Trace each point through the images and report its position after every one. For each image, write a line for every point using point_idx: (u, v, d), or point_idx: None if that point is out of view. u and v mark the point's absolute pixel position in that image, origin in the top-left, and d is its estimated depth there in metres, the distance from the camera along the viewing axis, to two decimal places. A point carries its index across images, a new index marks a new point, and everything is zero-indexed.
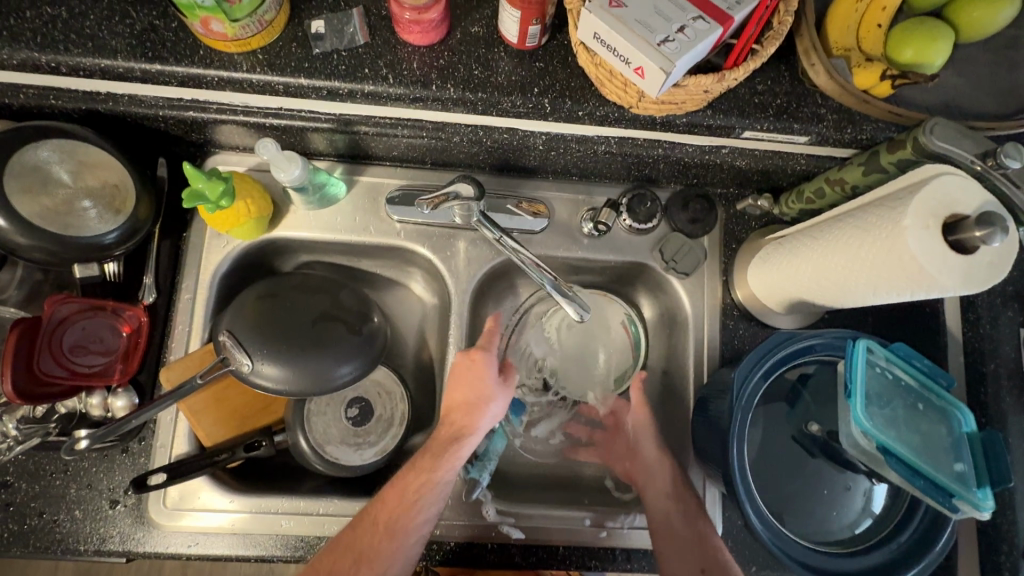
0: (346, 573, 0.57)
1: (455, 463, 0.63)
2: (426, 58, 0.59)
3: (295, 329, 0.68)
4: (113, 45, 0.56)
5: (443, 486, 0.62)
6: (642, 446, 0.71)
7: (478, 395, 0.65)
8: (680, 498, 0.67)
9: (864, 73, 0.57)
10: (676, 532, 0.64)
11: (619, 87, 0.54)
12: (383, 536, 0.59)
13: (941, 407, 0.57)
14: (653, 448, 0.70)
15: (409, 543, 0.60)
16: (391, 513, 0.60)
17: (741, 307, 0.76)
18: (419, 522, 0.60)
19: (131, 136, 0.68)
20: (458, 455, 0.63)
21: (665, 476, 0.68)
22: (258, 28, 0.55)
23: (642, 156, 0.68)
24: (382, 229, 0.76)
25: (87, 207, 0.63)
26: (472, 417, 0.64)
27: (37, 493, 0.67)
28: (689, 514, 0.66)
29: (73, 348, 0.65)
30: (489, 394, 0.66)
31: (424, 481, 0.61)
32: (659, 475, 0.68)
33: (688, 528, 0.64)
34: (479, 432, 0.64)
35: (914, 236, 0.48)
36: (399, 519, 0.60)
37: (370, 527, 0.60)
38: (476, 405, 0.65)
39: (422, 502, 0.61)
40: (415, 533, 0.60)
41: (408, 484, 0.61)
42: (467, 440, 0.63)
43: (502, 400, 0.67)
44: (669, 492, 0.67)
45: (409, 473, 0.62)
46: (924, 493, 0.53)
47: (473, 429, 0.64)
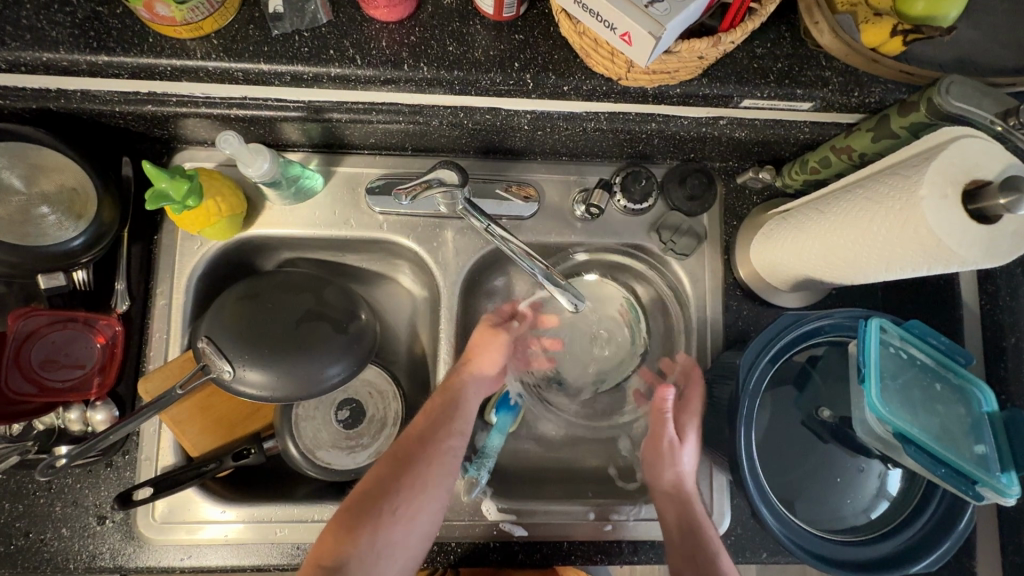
0: (392, 478, 0.58)
1: (473, 384, 0.65)
2: (396, 35, 0.54)
3: (278, 332, 0.64)
4: (54, 36, 0.51)
5: (464, 407, 0.64)
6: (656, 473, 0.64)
7: (479, 336, 0.68)
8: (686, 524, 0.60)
9: (872, 30, 0.52)
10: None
11: (605, 57, 0.50)
12: (421, 444, 0.60)
13: (960, 387, 0.54)
14: (670, 475, 0.64)
15: (445, 449, 0.61)
16: (425, 424, 0.62)
17: (744, 287, 0.72)
18: (451, 432, 0.62)
19: (90, 135, 0.64)
20: (477, 373, 0.66)
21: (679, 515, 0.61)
22: (209, 10, 0.50)
23: (635, 132, 0.64)
24: (364, 221, 0.72)
25: (46, 214, 0.60)
26: (478, 351, 0.67)
27: (21, 512, 0.64)
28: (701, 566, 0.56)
29: (43, 363, 0.64)
30: (490, 338, 0.68)
31: (452, 393, 0.64)
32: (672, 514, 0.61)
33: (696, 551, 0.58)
34: (474, 368, 0.66)
35: (932, 207, 0.44)
36: (434, 427, 0.62)
37: (407, 438, 0.61)
38: (478, 346, 0.67)
39: (454, 412, 0.63)
40: (449, 442, 0.61)
41: (437, 398, 0.64)
42: (476, 369, 0.66)
43: (502, 347, 0.68)
44: (679, 535, 0.59)
45: (438, 391, 0.65)
46: (944, 479, 0.50)
47: (474, 359, 0.66)
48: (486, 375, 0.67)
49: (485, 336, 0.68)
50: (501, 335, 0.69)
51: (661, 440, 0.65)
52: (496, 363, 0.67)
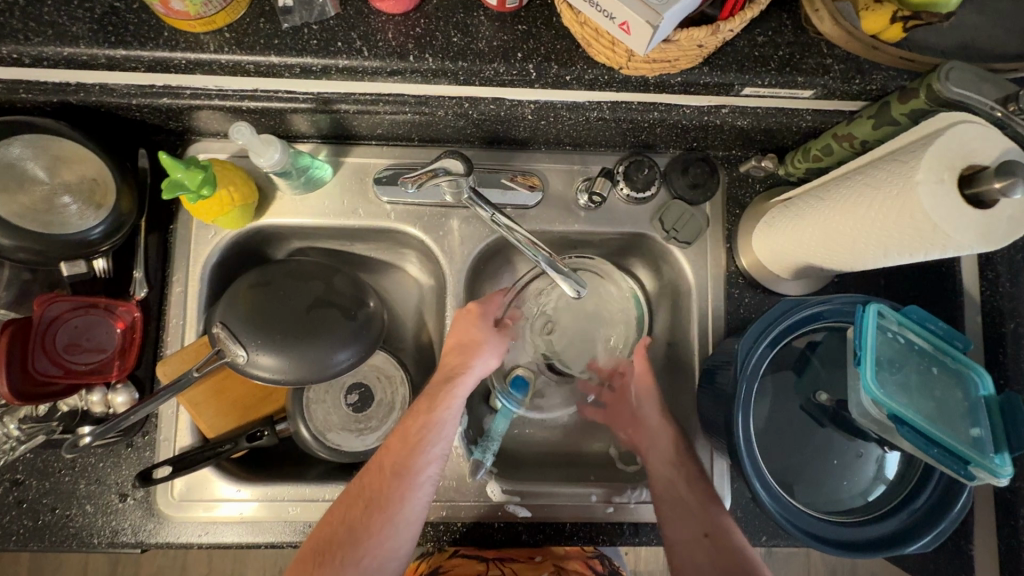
0: (360, 519, 0.59)
1: (452, 407, 0.65)
2: (402, 27, 0.56)
3: (288, 318, 0.66)
4: (74, 31, 0.53)
5: (445, 427, 0.64)
6: (642, 411, 0.70)
7: (476, 332, 0.68)
8: (671, 436, 0.68)
9: (873, 16, 0.52)
10: (678, 499, 0.64)
11: (606, 46, 0.51)
12: (393, 480, 0.61)
13: (957, 371, 0.55)
14: (656, 412, 0.69)
15: (417, 484, 0.61)
16: (397, 458, 0.62)
17: (745, 274, 0.73)
18: (425, 464, 0.62)
19: (107, 128, 0.66)
20: (456, 395, 0.65)
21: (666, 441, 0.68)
22: (221, 5, 0.52)
23: (637, 120, 0.64)
24: (372, 211, 0.74)
25: (68, 203, 0.62)
26: (472, 357, 0.67)
27: (48, 489, 0.68)
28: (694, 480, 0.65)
29: (67, 347, 0.65)
30: (492, 338, 0.69)
31: (431, 418, 0.64)
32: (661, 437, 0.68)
33: (669, 445, 0.68)
34: (472, 370, 0.67)
35: (928, 191, 0.45)
36: (405, 461, 0.62)
37: (376, 475, 0.61)
38: (478, 342, 0.68)
39: (426, 443, 0.63)
40: (422, 474, 0.62)
41: (410, 427, 0.64)
42: (460, 381, 0.65)
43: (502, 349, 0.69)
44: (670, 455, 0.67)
45: (412, 418, 0.64)
46: (937, 461, 0.51)
47: (468, 365, 0.67)
48: (470, 387, 0.66)
49: (487, 334, 0.69)
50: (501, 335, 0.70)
51: (648, 381, 0.70)
52: (483, 370, 0.68)
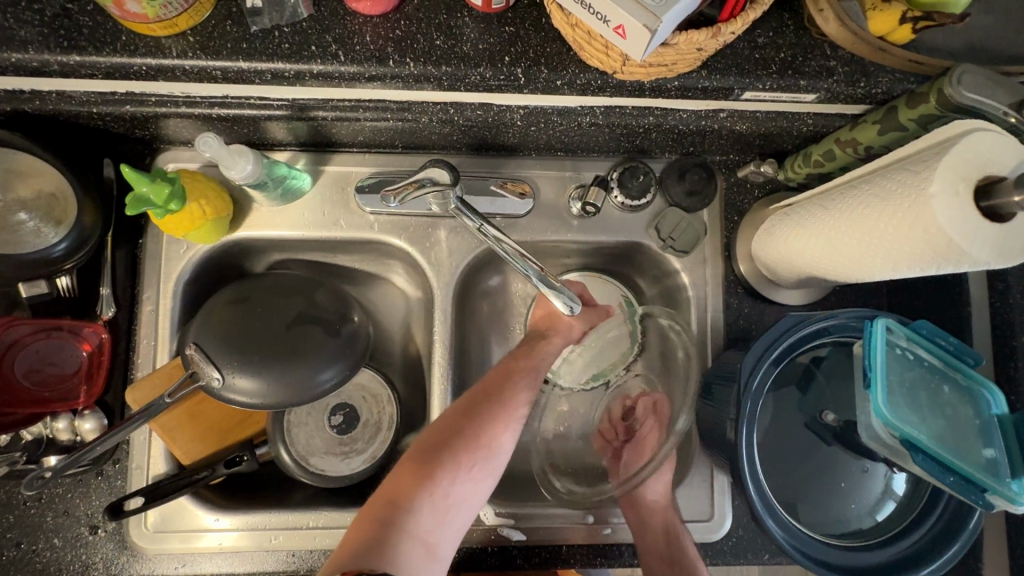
0: (462, 432, 0.56)
1: (553, 354, 0.64)
2: (381, 30, 0.52)
3: (268, 338, 0.63)
4: (22, 35, 0.49)
5: (541, 371, 0.62)
6: (646, 492, 0.67)
7: (562, 304, 0.66)
8: (667, 520, 0.66)
9: (881, 16, 0.49)
10: None
11: (599, 50, 0.47)
12: (495, 403, 0.58)
13: (969, 389, 0.53)
14: (657, 494, 0.67)
15: (516, 413, 0.59)
16: (499, 384, 0.60)
17: (745, 283, 0.70)
18: (525, 395, 0.60)
19: (69, 139, 0.62)
20: (561, 341, 0.65)
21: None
22: (182, 6, 0.48)
23: (632, 126, 0.61)
24: (355, 222, 0.70)
25: (24, 219, 0.58)
26: (571, 318, 0.65)
27: (12, 523, 0.64)
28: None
29: (29, 372, 0.62)
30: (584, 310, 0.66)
31: (529, 355, 0.63)
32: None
33: (663, 530, 0.66)
34: (568, 323, 0.65)
35: (942, 205, 0.42)
36: (509, 390, 0.59)
37: (479, 398, 0.59)
38: (563, 312, 0.66)
39: (526, 376, 0.61)
40: (522, 405, 0.60)
41: (517, 361, 0.62)
42: (564, 331, 0.65)
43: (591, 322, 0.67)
44: (661, 549, 0.65)
45: (516, 353, 0.63)
46: (952, 489, 0.48)
47: (554, 331, 0.65)
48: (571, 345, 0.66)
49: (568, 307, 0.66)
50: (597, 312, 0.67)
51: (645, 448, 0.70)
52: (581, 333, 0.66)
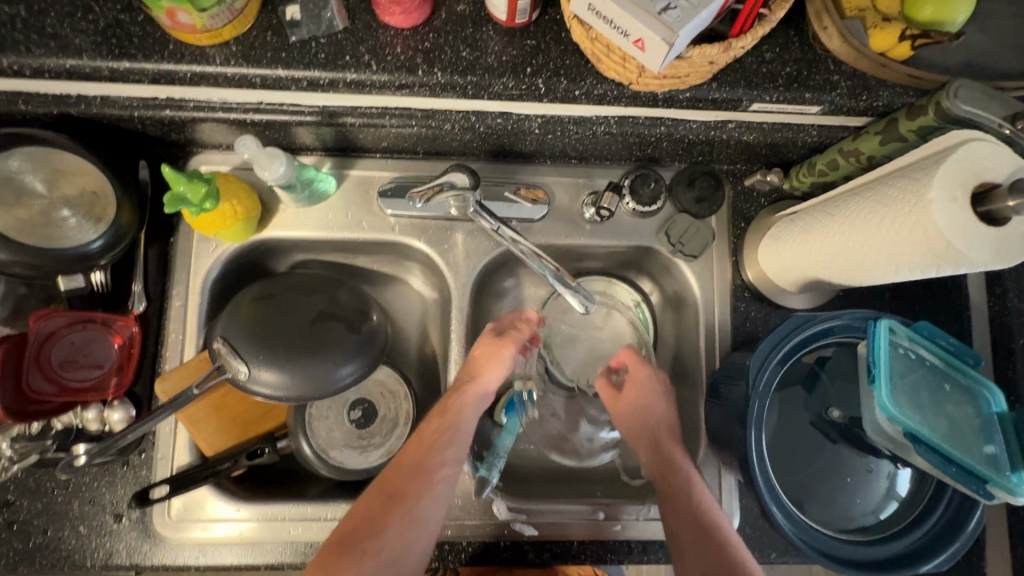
0: (377, 513, 0.55)
1: (473, 407, 0.63)
2: (411, 41, 0.55)
3: (292, 333, 0.65)
4: (76, 43, 0.53)
5: (462, 432, 0.61)
6: (647, 403, 0.66)
7: (480, 349, 0.66)
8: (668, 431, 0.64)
9: (881, 34, 0.52)
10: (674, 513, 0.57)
11: (617, 62, 0.50)
12: (411, 478, 0.57)
13: (969, 388, 0.55)
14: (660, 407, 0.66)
15: (435, 483, 0.57)
16: (414, 456, 0.59)
17: (752, 288, 0.73)
18: (443, 462, 0.59)
19: (108, 140, 0.65)
20: (477, 393, 0.64)
21: (688, 525, 0.56)
22: (229, 17, 0.51)
23: (644, 135, 0.64)
24: (376, 224, 0.73)
25: (67, 216, 0.61)
26: (484, 363, 0.65)
27: (40, 510, 0.65)
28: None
29: (64, 363, 0.64)
30: (497, 349, 0.66)
31: (446, 418, 0.62)
32: (669, 525, 0.57)
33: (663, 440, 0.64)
34: (479, 380, 0.65)
35: (942, 209, 0.45)
36: (425, 458, 0.59)
37: (396, 472, 0.58)
38: (479, 361, 0.65)
39: (444, 444, 0.60)
40: (441, 472, 0.58)
41: (432, 426, 0.62)
42: (479, 382, 0.64)
43: (507, 359, 0.66)
44: (661, 462, 0.62)
45: (433, 417, 0.63)
46: (954, 479, 0.50)
47: (476, 379, 0.64)
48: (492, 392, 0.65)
49: (488, 350, 0.66)
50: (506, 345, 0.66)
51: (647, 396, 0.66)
52: (500, 377, 0.65)
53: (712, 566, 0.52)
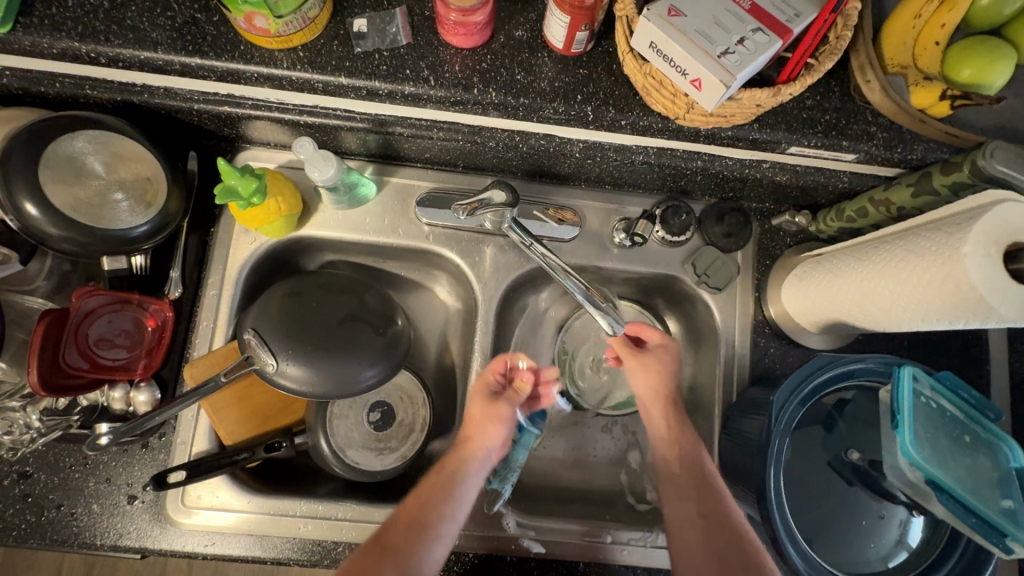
0: (372, 566, 0.56)
1: (475, 468, 0.64)
2: (469, 61, 0.58)
3: (321, 331, 0.65)
4: (153, 37, 0.55)
5: (462, 488, 0.63)
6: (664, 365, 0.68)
7: (476, 408, 0.67)
8: (671, 395, 0.67)
9: (921, 92, 0.55)
10: (671, 466, 0.63)
11: (667, 97, 0.52)
12: (407, 534, 0.58)
13: (988, 440, 0.56)
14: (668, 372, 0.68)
15: (431, 540, 0.59)
16: (412, 510, 0.60)
17: (772, 325, 0.74)
18: (441, 518, 0.60)
19: (164, 129, 0.68)
20: (479, 454, 0.65)
21: (693, 473, 0.61)
22: (301, 25, 0.54)
23: (681, 167, 0.66)
24: (411, 231, 0.75)
25: (119, 199, 0.62)
26: (479, 422, 0.66)
27: (56, 485, 0.66)
28: (719, 517, 0.58)
29: (99, 341, 0.65)
30: (490, 408, 0.67)
31: (446, 475, 0.63)
32: (682, 489, 0.61)
33: (663, 405, 0.67)
34: (481, 439, 0.66)
35: (976, 265, 0.46)
36: (421, 517, 0.59)
37: (394, 526, 0.59)
38: (477, 418, 0.66)
39: (444, 499, 0.61)
40: (439, 529, 0.59)
41: (430, 481, 0.63)
42: (478, 447, 0.65)
43: (506, 416, 0.67)
44: (663, 425, 0.66)
45: (432, 473, 0.64)
46: (972, 530, 0.52)
47: (474, 437, 0.66)
48: (495, 447, 0.66)
49: (483, 407, 0.67)
50: (501, 404, 0.67)
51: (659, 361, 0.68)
52: (499, 436, 0.66)
53: (720, 533, 0.57)
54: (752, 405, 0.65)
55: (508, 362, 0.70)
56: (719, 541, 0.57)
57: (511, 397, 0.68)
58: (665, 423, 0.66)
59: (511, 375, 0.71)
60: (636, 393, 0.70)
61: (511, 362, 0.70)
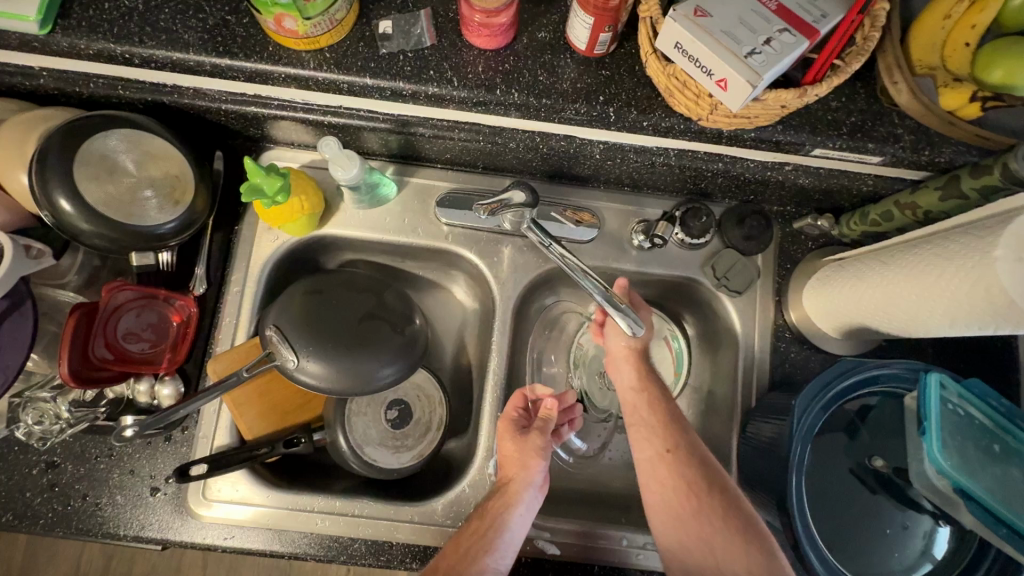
0: None
1: (519, 510, 0.60)
2: (492, 62, 0.58)
3: (341, 328, 0.66)
4: (185, 38, 0.57)
5: (504, 537, 0.58)
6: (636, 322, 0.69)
7: (511, 446, 0.64)
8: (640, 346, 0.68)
9: (952, 93, 0.54)
10: (639, 411, 0.65)
11: (690, 98, 0.52)
12: None
13: (1019, 450, 0.54)
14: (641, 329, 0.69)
15: None
16: (451, 560, 0.56)
17: (793, 329, 0.73)
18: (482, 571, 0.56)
19: (192, 129, 0.69)
20: (522, 499, 0.61)
21: (658, 413, 0.64)
22: (328, 27, 0.55)
23: (702, 169, 0.66)
24: (430, 231, 0.75)
25: (148, 197, 0.64)
26: (516, 463, 0.63)
27: (82, 475, 0.67)
28: (687, 453, 0.61)
29: (126, 335, 0.67)
30: (526, 446, 0.64)
31: (487, 523, 0.59)
32: (675, 494, 0.59)
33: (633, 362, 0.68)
34: (523, 483, 0.62)
35: (1010, 270, 0.45)
36: (465, 564, 0.56)
37: None
38: (513, 456, 0.64)
39: (485, 551, 0.57)
40: None
41: (470, 530, 0.59)
42: (519, 490, 0.61)
43: (540, 448, 0.65)
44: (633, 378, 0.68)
45: (473, 520, 0.60)
46: (1005, 542, 0.51)
47: (513, 478, 0.62)
48: (537, 485, 0.63)
49: (517, 445, 0.64)
50: (531, 437, 0.65)
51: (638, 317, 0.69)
52: (539, 471, 0.63)
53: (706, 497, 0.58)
54: (772, 410, 0.64)
55: (528, 396, 0.70)
56: (685, 473, 0.59)
57: (541, 427, 0.66)
58: (634, 374, 0.68)
59: (533, 408, 0.70)
60: (610, 354, 0.70)
61: (531, 396, 0.70)
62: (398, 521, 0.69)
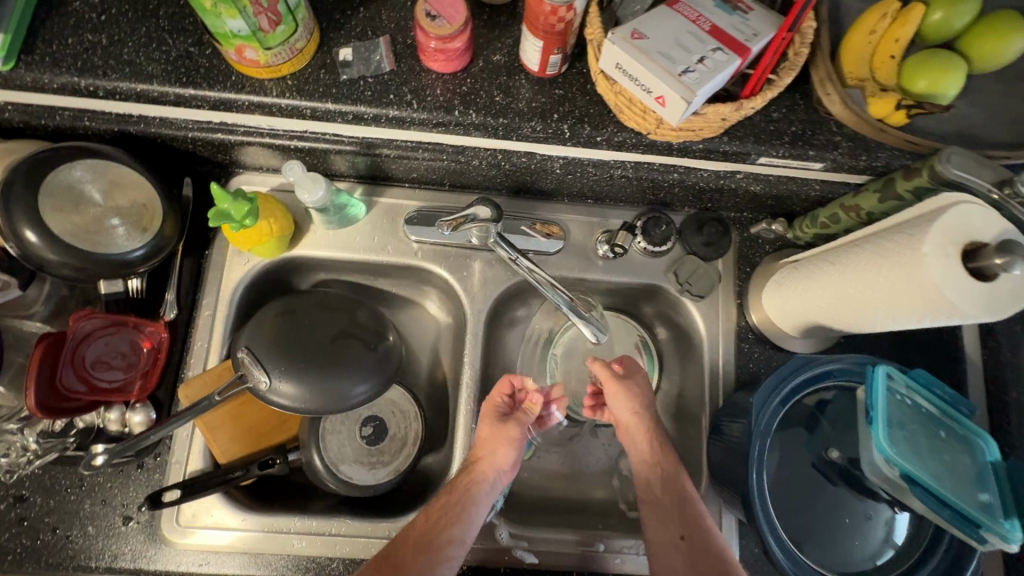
0: None
1: (486, 487, 0.64)
2: (449, 85, 0.61)
3: (314, 347, 0.67)
4: (149, 70, 0.58)
5: (472, 512, 0.62)
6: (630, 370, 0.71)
7: (487, 430, 0.67)
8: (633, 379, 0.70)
9: (880, 102, 0.57)
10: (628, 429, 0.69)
11: (637, 113, 0.55)
12: (415, 555, 0.59)
13: (964, 435, 0.58)
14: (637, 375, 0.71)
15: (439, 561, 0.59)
16: (421, 531, 0.61)
17: (756, 330, 0.75)
18: (449, 541, 0.60)
19: (160, 157, 0.70)
20: (490, 479, 0.64)
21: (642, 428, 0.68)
22: (289, 56, 0.57)
23: (658, 180, 0.69)
24: (400, 248, 0.77)
25: (115, 225, 0.64)
26: (489, 446, 0.66)
27: (51, 508, 0.67)
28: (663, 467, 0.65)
29: (95, 363, 0.67)
30: (500, 432, 0.66)
31: (456, 497, 0.63)
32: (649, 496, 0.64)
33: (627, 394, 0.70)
34: (494, 466, 0.65)
35: (937, 266, 0.48)
36: (432, 537, 0.60)
37: (402, 546, 0.60)
38: (487, 440, 0.66)
39: (453, 523, 0.61)
40: (447, 551, 0.59)
41: (440, 503, 0.63)
42: (488, 470, 0.65)
43: (513, 437, 0.66)
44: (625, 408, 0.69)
45: (444, 493, 0.64)
46: (948, 522, 0.53)
47: (483, 459, 0.65)
48: (505, 468, 0.65)
49: (492, 428, 0.67)
50: (508, 426, 0.67)
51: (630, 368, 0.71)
52: (508, 457, 0.66)
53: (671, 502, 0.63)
54: (736, 409, 0.66)
55: (514, 384, 0.70)
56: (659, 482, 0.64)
57: (520, 418, 0.68)
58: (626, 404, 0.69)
59: (518, 397, 0.70)
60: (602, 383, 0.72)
61: (517, 383, 0.70)
62: (375, 538, 0.69)
